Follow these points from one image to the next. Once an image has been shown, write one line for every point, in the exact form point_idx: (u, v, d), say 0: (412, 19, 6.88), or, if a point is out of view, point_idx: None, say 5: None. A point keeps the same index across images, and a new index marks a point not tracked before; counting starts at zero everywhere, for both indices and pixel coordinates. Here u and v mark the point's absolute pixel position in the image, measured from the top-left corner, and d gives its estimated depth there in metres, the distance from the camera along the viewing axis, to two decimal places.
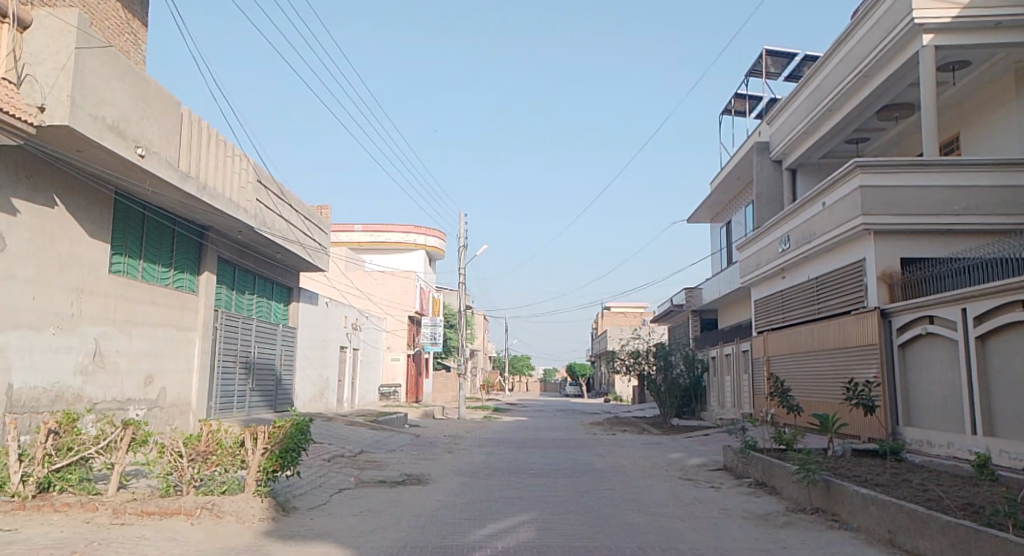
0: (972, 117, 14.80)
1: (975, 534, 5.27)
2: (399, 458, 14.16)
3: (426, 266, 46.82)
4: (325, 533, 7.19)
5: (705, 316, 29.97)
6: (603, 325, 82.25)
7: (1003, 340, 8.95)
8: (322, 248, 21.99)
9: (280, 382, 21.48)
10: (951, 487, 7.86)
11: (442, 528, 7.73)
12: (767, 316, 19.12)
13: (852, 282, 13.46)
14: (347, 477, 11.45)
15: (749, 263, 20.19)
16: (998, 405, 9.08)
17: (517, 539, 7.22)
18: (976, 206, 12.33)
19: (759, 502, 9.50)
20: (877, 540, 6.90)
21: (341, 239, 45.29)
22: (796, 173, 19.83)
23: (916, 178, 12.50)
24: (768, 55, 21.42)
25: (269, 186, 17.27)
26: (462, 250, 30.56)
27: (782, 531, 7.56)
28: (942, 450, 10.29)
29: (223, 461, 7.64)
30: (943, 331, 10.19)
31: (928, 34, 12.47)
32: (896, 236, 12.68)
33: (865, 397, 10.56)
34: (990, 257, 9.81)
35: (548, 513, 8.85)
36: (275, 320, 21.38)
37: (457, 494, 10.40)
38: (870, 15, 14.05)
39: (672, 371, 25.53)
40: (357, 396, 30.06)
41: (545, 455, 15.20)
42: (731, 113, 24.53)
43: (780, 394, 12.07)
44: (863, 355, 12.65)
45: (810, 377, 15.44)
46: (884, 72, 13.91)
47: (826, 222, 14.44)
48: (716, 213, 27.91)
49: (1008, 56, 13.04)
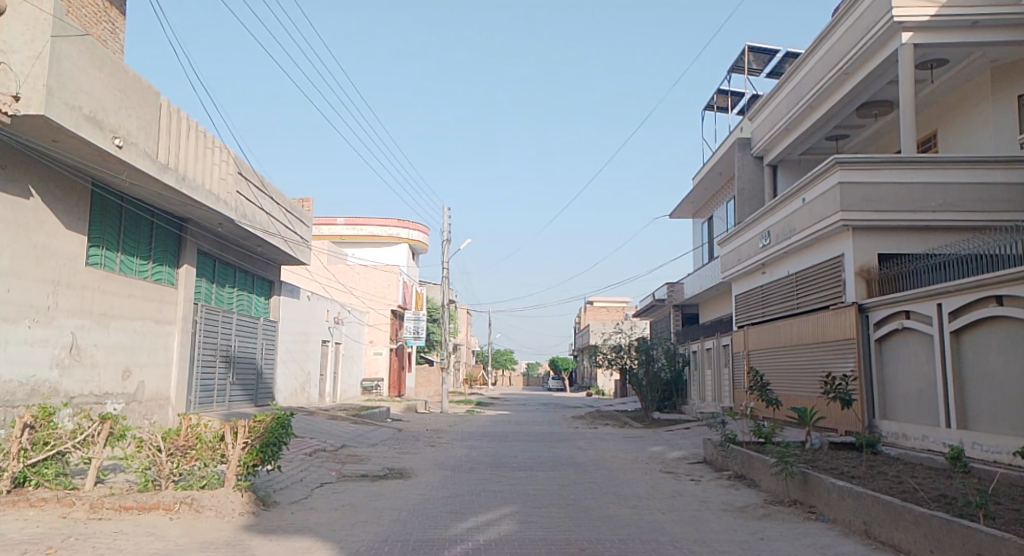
0: (951, 114, 14.97)
1: (947, 524, 5.41)
2: (381, 452, 14.10)
3: (409, 259, 46.62)
4: (306, 528, 7.15)
5: (686, 310, 30.18)
6: (586, 319, 82.47)
7: (977, 336, 9.12)
8: (304, 242, 21.87)
9: (261, 376, 21.34)
10: (925, 479, 7.99)
11: (424, 522, 7.73)
12: (747, 311, 19.29)
13: (830, 278, 13.64)
14: (328, 471, 11.39)
15: (730, 258, 20.34)
16: (972, 399, 9.27)
17: (499, 532, 7.26)
18: (952, 202, 12.48)
19: (737, 495, 9.63)
20: (853, 531, 7.03)
21: (323, 232, 45.07)
22: (777, 169, 20.05)
23: (894, 175, 12.65)
24: (750, 51, 21.54)
25: (251, 177, 17.14)
26: (445, 244, 30.43)
27: (761, 523, 7.69)
28: (917, 443, 10.49)
29: (202, 455, 7.55)
30: (919, 325, 10.35)
31: (907, 32, 12.63)
32: (873, 233, 12.85)
33: (842, 390, 10.66)
34: (966, 252, 9.96)
35: (529, 506, 8.90)
36: (256, 314, 21.21)
37: (439, 488, 10.38)
38: (850, 13, 14.19)
39: (653, 365, 25.59)
40: (338, 390, 29.88)
41: (527, 448, 15.24)
42: (713, 109, 24.64)
43: (759, 387, 12.18)
44: (841, 350, 12.84)
45: (789, 371, 15.64)
46: (865, 69, 14.02)
47: (805, 218, 14.59)
48: (698, 208, 28.10)
49: (984, 54, 13.18)
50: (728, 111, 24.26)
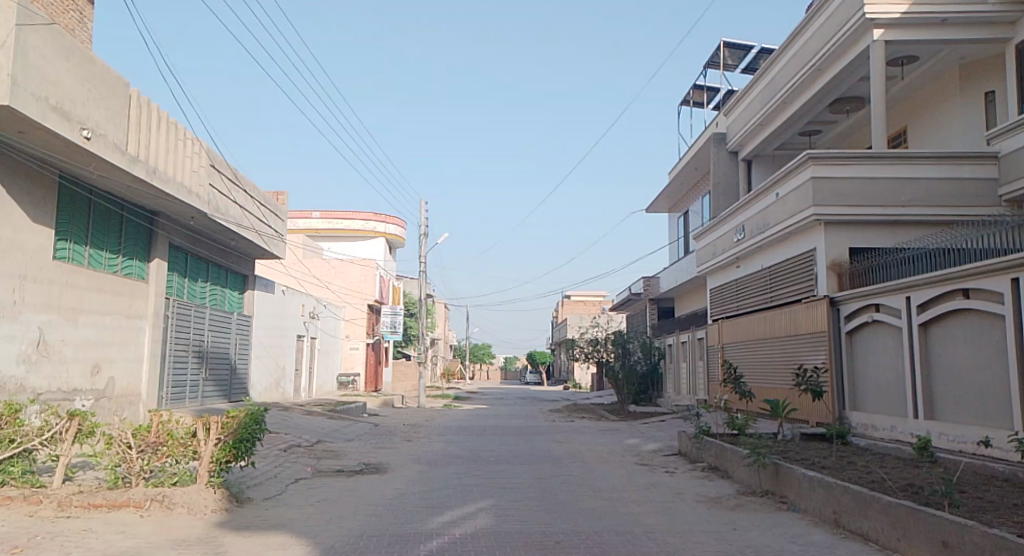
0: (921, 111, 15.23)
1: (914, 512, 5.53)
2: (357, 447, 14.03)
3: (386, 254, 46.34)
4: (281, 524, 7.11)
5: (662, 304, 30.42)
6: (564, 314, 82.78)
7: (944, 328, 9.32)
8: (278, 236, 21.65)
9: (235, 371, 21.10)
10: (893, 468, 8.16)
11: (399, 517, 7.72)
12: (722, 304, 19.51)
13: (803, 271, 13.82)
14: (303, 467, 11.32)
15: (705, 252, 20.53)
16: (939, 390, 9.47)
17: (474, 526, 7.26)
18: (920, 197, 12.71)
19: (710, 486, 9.74)
20: (823, 520, 7.16)
21: (298, 226, 44.68)
22: (751, 164, 20.26)
23: (865, 170, 12.85)
24: (725, 47, 21.71)
25: (224, 171, 16.90)
26: (423, 238, 30.29)
27: (734, 513, 7.79)
28: (885, 433, 10.70)
29: (174, 453, 7.43)
30: (888, 318, 10.55)
31: (878, 30, 12.82)
32: (844, 227, 13.04)
33: (813, 383, 10.84)
34: (933, 247, 10.15)
35: (505, 499, 8.92)
36: (229, 309, 20.94)
37: (415, 483, 10.35)
38: (823, 9, 14.36)
39: (630, 358, 25.88)
40: (314, 385, 29.63)
41: (504, 442, 15.29)
42: (689, 104, 24.79)
43: (733, 380, 12.31)
44: (812, 342, 13.04)
45: (762, 364, 15.84)
46: (837, 65, 14.20)
47: (779, 213, 14.76)
48: (673, 203, 28.30)
49: (953, 51, 13.38)
50: (704, 107, 24.43)
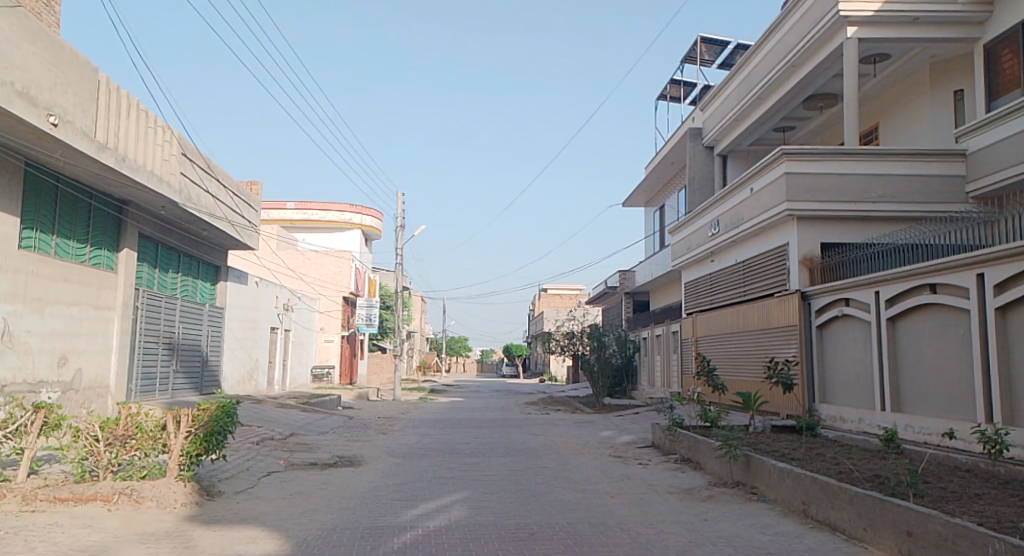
0: (892, 108, 15.47)
1: (880, 502, 5.65)
2: (331, 439, 13.93)
3: (362, 245, 45.98)
4: (252, 517, 7.03)
5: (638, 298, 30.66)
6: (541, 307, 83.01)
7: (911, 322, 9.51)
8: (252, 226, 21.35)
9: (206, 364, 20.81)
10: (860, 460, 8.32)
11: (373, 509, 7.69)
12: (696, 298, 19.70)
13: (775, 266, 14.00)
14: (275, 460, 11.20)
15: (681, 246, 20.68)
16: (905, 383, 9.66)
17: (448, 518, 7.26)
18: (890, 194, 12.92)
19: (683, 477, 9.85)
20: (792, 511, 7.28)
21: (272, 217, 44.15)
22: (726, 159, 20.43)
23: (837, 166, 13.03)
24: (702, 42, 21.83)
25: (196, 159, 16.61)
26: (400, 230, 30.10)
27: (705, 504, 7.88)
28: (854, 425, 10.90)
29: (143, 445, 7.35)
30: (857, 312, 10.73)
31: (852, 27, 12.97)
32: (816, 222, 13.22)
33: (785, 376, 11.01)
34: (902, 242, 10.34)
35: (480, 492, 8.92)
36: (201, 300, 20.62)
37: (390, 476, 10.32)
38: (798, 6, 14.49)
39: (605, 351, 26.04)
40: (288, 378, 29.35)
41: (479, 434, 15.29)
42: (666, 98, 24.91)
43: (706, 372, 12.44)
44: (784, 336, 13.22)
45: (735, 357, 16.03)
46: (812, 62, 14.35)
47: (753, 207, 14.91)
48: (650, 197, 28.48)
49: (924, 50, 13.55)
50: (681, 102, 24.56)
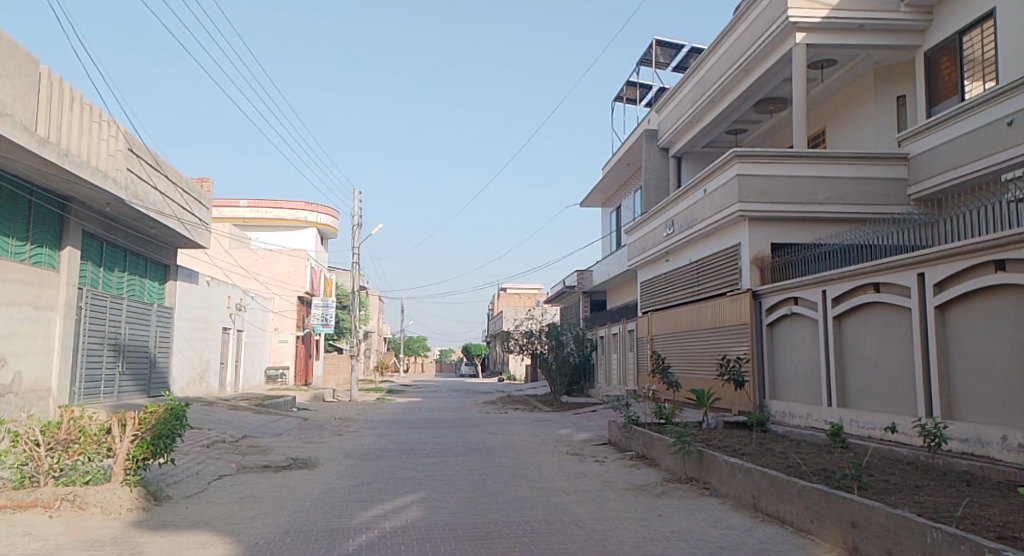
0: (838, 113, 15.97)
1: (826, 495, 5.82)
2: (285, 441, 13.69)
3: (318, 244, 45.31)
4: (202, 522, 6.86)
5: (595, 297, 30.97)
6: (500, 306, 83.14)
7: (856, 320, 9.84)
8: (202, 224, 20.82)
9: (155, 365, 20.22)
10: (808, 454, 8.57)
11: (327, 512, 7.59)
12: (651, 297, 20.00)
13: (728, 266, 14.31)
14: (227, 463, 10.95)
15: (636, 246, 20.96)
16: (850, 378, 9.99)
17: (405, 518, 7.21)
18: (837, 195, 13.34)
19: (638, 474, 9.99)
20: (742, 504, 7.45)
21: (224, 215, 43.19)
22: (681, 161, 20.80)
23: (787, 168, 13.39)
24: (658, 45, 22.16)
25: (143, 155, 16.11)
26: (357, 229, 29.75)
27: (659, 500, 8.02)
28: (802, 421, 11.21)
29: (87, 450, 7.10)
30: (806, 311, 11.04)
31: (801, 33, 13.33)
32: (767, 223, 13.55)
33: (736, 373, 11.26)
34: (847, 242, 10.68)
35: (437, 492, 8.89)
36: (149, 300, 20.03)
37: (345, 477, 10.19)
38: (750, 11, 14.83)
39: (563, 350, 26.22)
40: (240, 379, 28.71)
41: (436, 434, 15.23)
42: (622, 100, 25.20)
43: (661, 370, 12.64)
44: (736, 334, 13.53)
45: (688, 354, 16.33)
46: (763, 66, 14.69)
47: (706, 208, 15.21)
48: (606, 198, 28.80)
49: (868, 57, 14.00)
50: (637, 103, 24.86)
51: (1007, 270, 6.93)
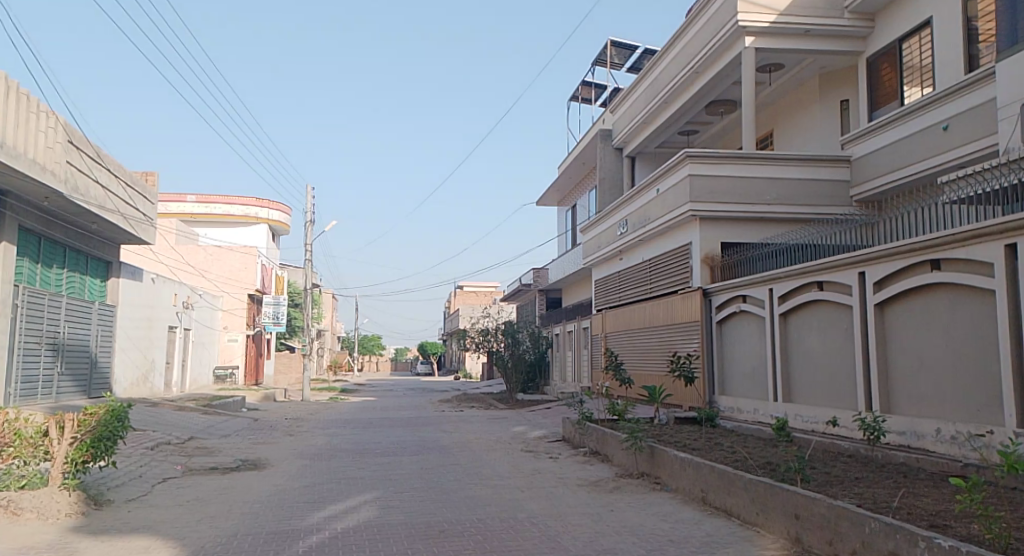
0: (785, 116, 16.42)
1: (770, 488, 5.99)
2: (234, 443, 13.38)
3: (269, 241, 44.39)
4: (146, 526, 6.66)
5: (551, 295, 31.17)
6: (456, 305, 82.92)
7: (800, 318, 10.14)
8: (147, 219, 20.18)
9: (96, 365, 19.51)
10: (754, 448, 8.80)
11: (278, 513, 7.46)
12: (605, 295, 20.21)
13: (679, 264, 14.58)
14: (172, 466, 10.63)
15: (591, 245, 21.16)
16: (795, 374, 10.29)
17: (358, 519, 7.13)
18: (784, 196, 13.71)
19: (592, 470, 10.10)
20: (692, 498, 7.60)
21: (171, 210, 41.96)
22: (635, 161, 21.08)
23: (736, 169, 13.70)
24: (613, 46, 22.40)
25: (84, 147, 15.52)
26: (309, 226, 29.25)
27: (612, 495, 8.13)
28: (749, 416, 11.50)
29: (22, 454, 6.83)
30: (753, 309, 11.34)
31: (749, 37, 13.65)
32: (717, 222, 13.84)
33: (686, 369, 11.49)
34: (793, 242, 10.98)
35: (390, 491, 8.82)
36: (90, 297, 19.31)
37: (296, 478, 10.03)
38: (702, 14, 15.13)
39: (519, 347, 26.31)
40: (187, 379, 27.93)
41: (390, 433, 15.12)
42: (577, 100, 25.40)
43: (614, 367, 12.80)
44: (687, 331, 13.80)
45: (641, 352, 16.57)
46: (713, 69, 15.00)
47: (658, 207, 15.46)
48: (562, 197, 29.01)
49: (813, 62, 14.43)
50: (593, 103, 25.08)
51: (943, 268, 7.23)
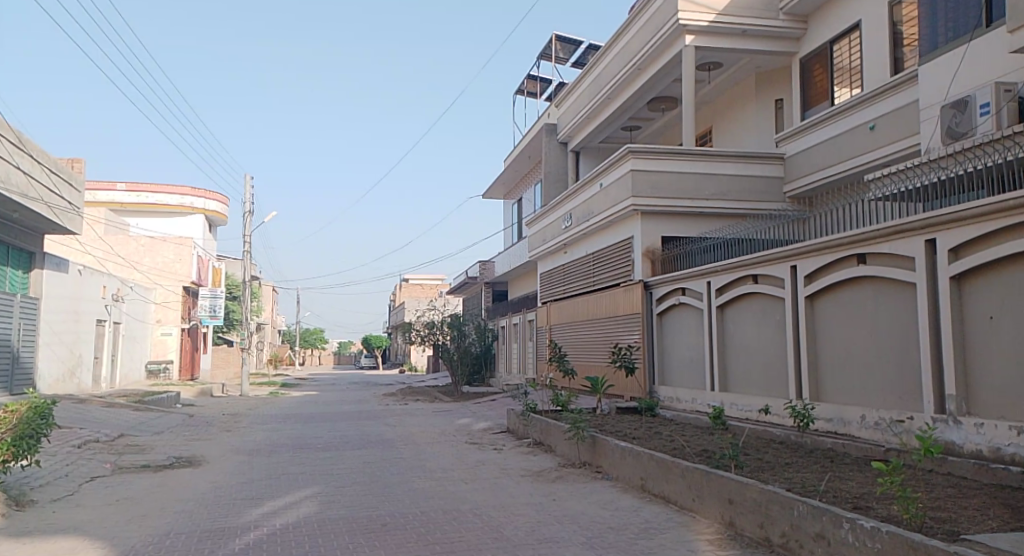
0: (724, 113, 16.87)
1: (705, 474, 6.19)
2: (167, 440, 12.94)
3: (206, 232, 42.95)
4: (72, 527, 6.40)
5: (497, 288, 31.24)
6: (401, 297, 82.14)
7: (736, 309, 10.46)
8: (73, 208, 19.24)
9: (17, 361, 18.52)
10: (692, 436, 9.06)
11: (214, 510, 7.27)
12: (550, 288, 20.38)
13: (622, 258, 14.82)
14: (100, 464, 10.21)
15: (537, 238, 21.29)
16: (731, 364, 10.62)
17: (298, 514, 7.02)
18: (722, 192, 14.10)
19: (535, 460, 10.20)
20: (632, 486, 7.77)
21: (99, 198, 40.14)
22: (579, 155, 21.28)
23: (677, 165, 14.00)
24: (558, 40, 22.53)
25: (4, 131, 14.68)
26: (248, 216, 28.45)
27: (555, 484, 8.23)
28: (687, 405, 11.82)
29: None
30: (692, 301, 11.64)
31: (689, 35, 13.96)
32: (658, 217, 14.13)
33: (628, 360, 11.71)
34: (729, 236, 11.32)
35: (331, 486, 8.71)
36: (11, 290, 18.30)
37: (234, 474, 9.78)
38: (644, 11, 15.38)
39: (465, 340, 26.29)
40: (117, 374, 26.82)
41: (332, 428, 14.89)
42: (523, 93, 25.45)
43: (558, 359, 12.94)
44: (628, 323, 14.07)
45: (584, 343, 16.81)
46: (655, 66, 15.28)
47: (602, 202, 15.68)
48: (508, 190, 29.06)
49: (750, 62, 14.86)
50: (538, 97, 25.20)
51: (868, 263, 7.58)
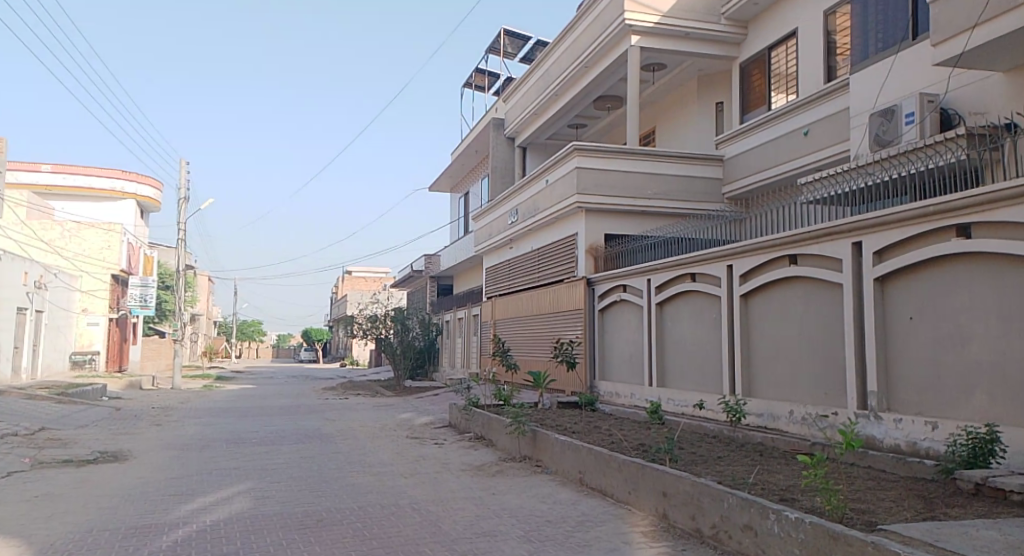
0: (667, 114, 17.19)
1: (641, 468, 6.32)
2: (92, 434, 12.39)
3: (139, 219, 41.24)
4: None
5: (442, 282, 31.07)
6: (345, 290, 80.85)
7: (675, 307, 10.70)
8: None
9: None
10: (629, 430, 9.23)
11: (141, 506, 7.01)
12: (495, 283, 20.40)
13: (566, 254, 14.95)
14: (18, 459, 9.70)
15: (482, 233, 21.26)
16: (668, 360, 10.85)
17: (230, 510, 6.83)
18: (665, 191, 14.38)
19: (476, 454, 10.21)
20: (570, 480, 7.86)
21: (22, 179, 38.05)
22: (526, 151, 21.34)
23: (621, 163, 14.20)
24: (506, 35, 22.51)
25: None
26: (184, 203, 27.44)
27: (494, 478, 8.25)
28: (626, 400, 12.02)
29: None
30: (632, 298, 11.84)
31: (634, 36, 14.17)
32: (602, 214, 14.31)
33: (569, 355, 11.83)
34: (670, 235, 11.55)
35: (266, 481, 8.51)
36: None
37: (164, 469, 9.46)
38: (591, 9, 15.52)
39: (408, 334, 26.09)
40: (39, 365, 25.51)
41: (270, 422, 14.55)
42: (471, 87, 25.35)
43: (500, 353, 12.97)
44: (571, 319, 14.21)
45: (527, 338, 16.89)
46: (601, 64, 15.45)
47: (547, 198, 15.78)
48: (454, 184, 28.93)
49: (693, 65, 15.18)
50: (486, 91, 25.14)
51: (799, 263, 7.85)
